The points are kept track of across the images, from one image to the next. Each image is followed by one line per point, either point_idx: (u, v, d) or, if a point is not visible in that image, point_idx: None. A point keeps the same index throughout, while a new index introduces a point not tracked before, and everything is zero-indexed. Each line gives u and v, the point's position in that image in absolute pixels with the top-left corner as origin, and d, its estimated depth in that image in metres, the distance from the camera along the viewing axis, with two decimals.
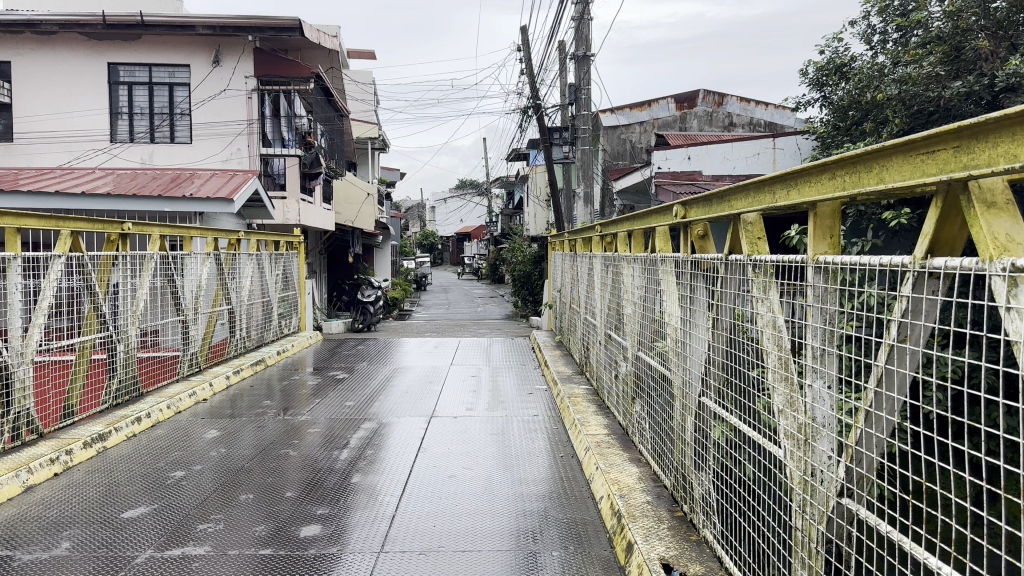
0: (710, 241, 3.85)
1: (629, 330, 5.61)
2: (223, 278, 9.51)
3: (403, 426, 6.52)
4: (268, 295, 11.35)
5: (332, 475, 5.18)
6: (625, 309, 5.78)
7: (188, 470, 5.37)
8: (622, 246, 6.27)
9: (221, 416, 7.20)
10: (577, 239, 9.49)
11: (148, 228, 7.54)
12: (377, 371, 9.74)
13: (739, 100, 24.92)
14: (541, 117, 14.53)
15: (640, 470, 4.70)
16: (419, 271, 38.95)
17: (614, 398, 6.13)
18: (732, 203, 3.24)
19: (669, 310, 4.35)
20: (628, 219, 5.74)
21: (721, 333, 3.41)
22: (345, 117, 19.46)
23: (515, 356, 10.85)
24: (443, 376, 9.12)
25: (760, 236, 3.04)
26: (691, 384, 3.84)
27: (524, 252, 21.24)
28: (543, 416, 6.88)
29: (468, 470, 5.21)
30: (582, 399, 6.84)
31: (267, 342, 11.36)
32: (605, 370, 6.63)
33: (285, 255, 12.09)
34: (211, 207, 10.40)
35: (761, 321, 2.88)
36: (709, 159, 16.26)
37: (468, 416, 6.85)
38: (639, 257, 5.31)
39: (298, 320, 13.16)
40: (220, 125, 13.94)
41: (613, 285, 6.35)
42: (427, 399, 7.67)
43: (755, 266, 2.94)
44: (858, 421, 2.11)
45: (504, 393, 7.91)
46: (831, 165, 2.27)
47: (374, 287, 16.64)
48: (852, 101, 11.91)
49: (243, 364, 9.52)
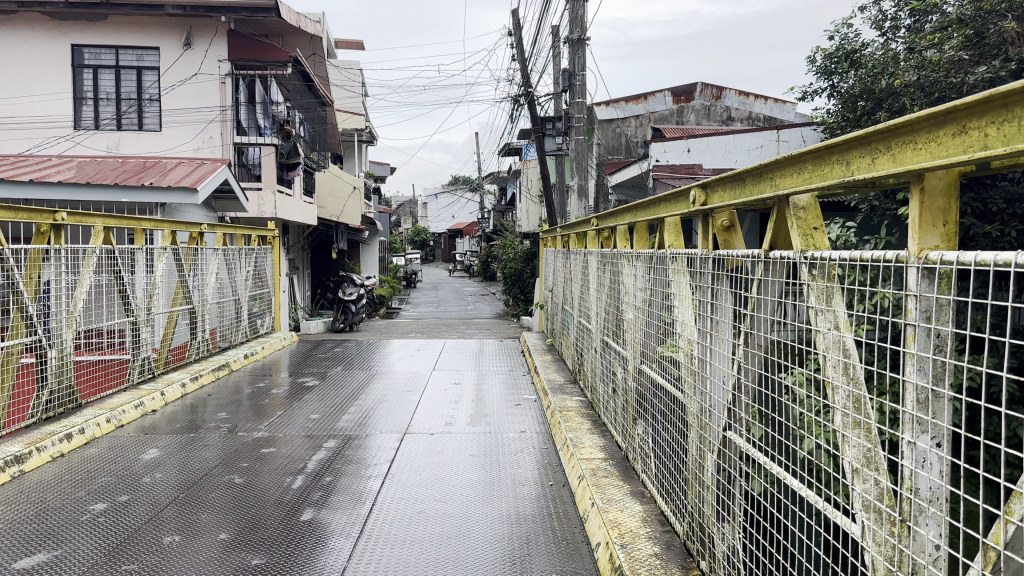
0: (738, 235, 3.04)
1: (631, 341, 4.84)
2: (180, 276, 8.70)
3: (371, 444, 5.73)
4: (237, 293, 10.52)
5: (280, 510, 4.39)
6: (626, 314, 5.00)
7: (111, 501, 4.56)
8: (621, 241, 5.47)
9: (168, 431, 6.39)
10: (571, 235, 8.71)
11: (89, 219, 6.71)
12: (352, 378, 8.93)
13: (738, 94, 24.28)
14: (533, 106, 13.73)
15: (645, 508, 3.92)
16: (410, 268, 38.18)
17: (612, 415, 5.36)
18: (772, 181, 2.47)
19: (680, 317, 3.59)
20: (628, 209, 4.95)
21: (753, 352, 2.63)
22: (330, 107, 18.63)
23: (503, 361, 10.05)
24: (423, 384, 8.32)
25: (816, 224, 2.26)
26: (711, 413, 3.07)
27: (515, 250, 20.43)
28: (531, 432, 6.11)
29: (440, 504, 4.42)
30: (575, 414, 6.04)
31: (235, 344, 10.52)
32: (602, 381, 5.86)
33: (257, 250, 11.27)
34: (174, 198, 9.63)
35: (823, 345, 2.10)
36: (709, 152, 15.47)
37: (446, 433, 6.06)
38: (642, 253, 4.54)
39: (272, 319, 12.31)
40: (191, 112, 13.12)
41: (611, 285, 5.57)
42: (403, 410, 6.88)
43: (812, 266, 2.17)
44: (1010, 512, 1.35)
45: (489, 405, 7.12)
46: (961, 111, 1.50)
47: (358, 285, 15.71)
48: (864, 89, 11.07)
49: (203, 369, 8.68)
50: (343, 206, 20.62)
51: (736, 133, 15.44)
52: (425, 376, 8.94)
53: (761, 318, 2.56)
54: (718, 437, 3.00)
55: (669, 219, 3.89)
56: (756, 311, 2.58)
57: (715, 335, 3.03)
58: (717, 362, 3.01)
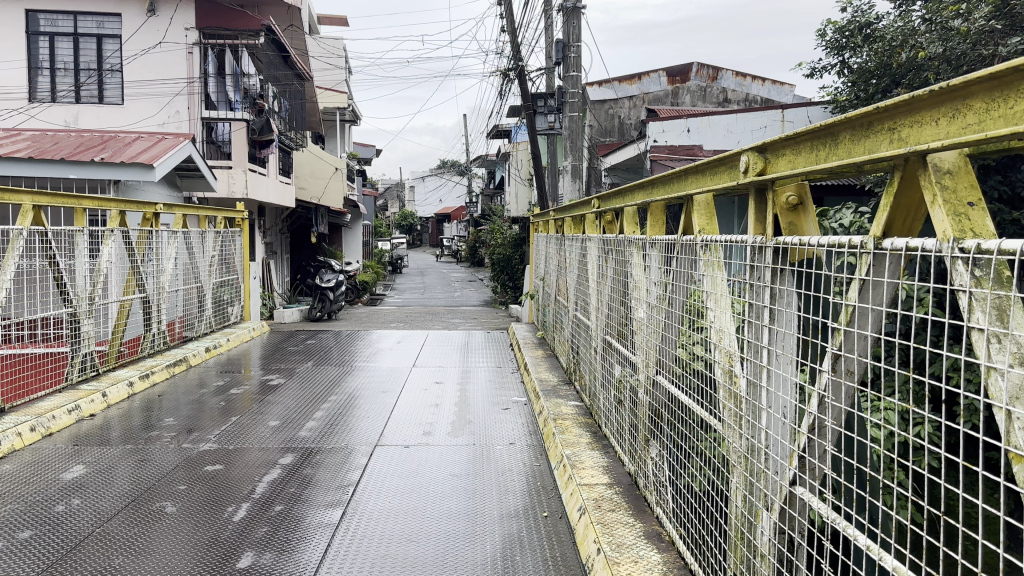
0: (807, 217, 2.23)
1: (641, 347, 4.04)
2: (131, 263, 7.83)
3: (335, 461, 4.91)
4: (200, 279, 9.64)
5: (213, 554, 3.57)
6: (635, 314, 4.19)
7: (8, 539, 3.73)
8: (628, 226, 4.64)
9: (104, 441, 5.53)
10: (565, 220, 7.89)
11: (15, 196, 5.82)
12: (324, 376, 8.08)
13: (734, 74, 23.47)
14: (524, 81, 12.84)
15: (663, 558, 3.15)
16: (396, 253, 37.19)
17: (616, 429, 4.60)
18: (889, 134, 1.66)
19: (715, 323, 2.80)
20: (641, 186, 4.11)
21: (841, 382, 1.86)
22: (309, 82, 17.66)
23: (489, 356, 9.22)
24: (400, 383, 7.49)
25: (972, 198, 1.46)
26: (766, 457, 2.28)
27: (504, 235, 19.59)
28: (521, 444, 5.33)
29: (412, 544, 3.62)
30: (572, 424, 5.26)
31: (197, 335, 9.65)
32: (602, 387, 5.09)
33: (223, 234, 10.41)
34: (128, 173, 8.77)
35: (1000, 395, 1.31)
36: (710, 132, 14.67)
37: (424, 446, 5.26)
38: (658, 240, 3.72)
39: (241, 309, 11.42)
40: (156, 84, 12.19)
41: (616, 277, 4.75)
42: (377, 416, 6.06)
43: (973, 265, 1.37)
44: None
45: (473, 410, 6.29)
46: None
47: (336, 272, 14.74)
48: (880, 64, 10.20)
49: (156, 365, 7.81)
50: (324, 187, 19.65)
51: (739, 113, 14.61)
52: (403, 373, 8.11)
53: (862, 337, 1.78)
54: (778, 493, 2.21)
55: (699, 197, 3.06)
56: (851, 325, 1.80)
57: (774, 352, 2.24)
58: (774, 389, 2.23)
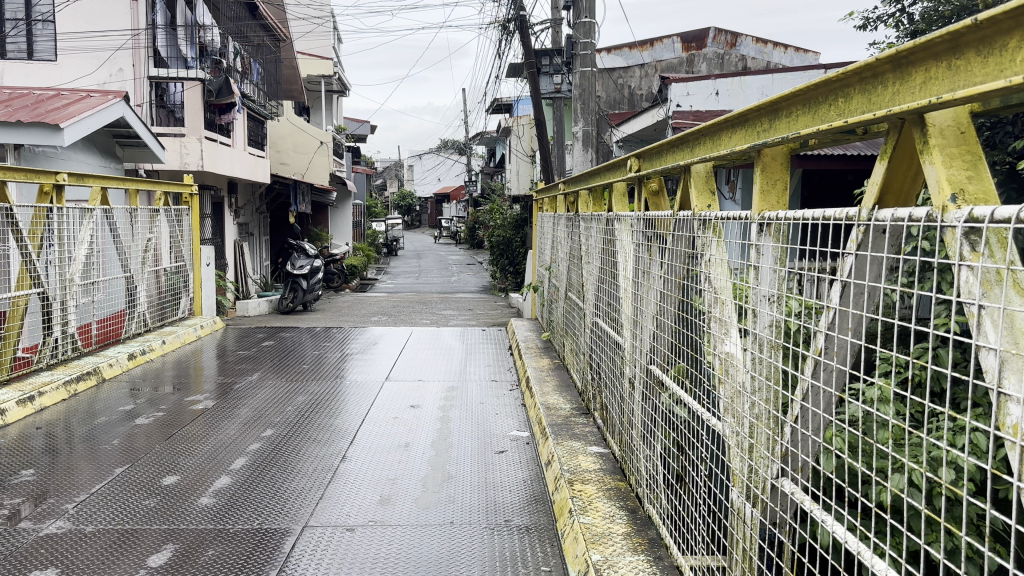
0: None
1: (732, 410, 2.29)
2: (21, 253, 6.07)
3: (233, 562, 3.18)
4: (130, 269, 7.87)
5: None
6: (719, 349, 2.42)
7: None
8: (700, 196, 2.79)
9: None
10: (579, 195, 6.12)
11: None
12: (269, 394, 6.30)
13: (756, 41, 21.31)
14: (526, 35, 10.97)
15: None
16: (391, 235, 35.24)
17: (675, 524, 2.85)
18: None
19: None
20: (730, 122, 2.30)
21: None
22: (286, 41, 15.74)
23: (484, 365, 7.46)
24: (364, 407, 5.73)
25: None
26: None
27: (503, 215, 17.81)
28: (522, 522, 3.60)
29: None
30: (596, 493, 3.53)
31: (126, 339, 7.90)
32: (645, 443, 3.36)
33: (163, 213, 8.64)
34: (32, 136, 7.02)
35: None
36: (740, 96, 12.79)
37: (376, 527, 3.52)
38: (777, 218, 1.94)
39: (189, 301, 9.66)
40: (95, 36, 10.19)
41: (675, 277, 2.94)
42: (316, 468, 4.32)
43: None
44: None
45: (455, 456, 4.54)
46: None
47: (310, 255, 12.86)
48: (958, 8, 8.34)
49: (50, 382, 6.04)
50: (308, 162, 17.76)
51: (774, 74, 12.73)
52: (374, 390, 6.35)
53: None
54: None
55: (936, 117, 1.31)
56: None
57: None
58: None
